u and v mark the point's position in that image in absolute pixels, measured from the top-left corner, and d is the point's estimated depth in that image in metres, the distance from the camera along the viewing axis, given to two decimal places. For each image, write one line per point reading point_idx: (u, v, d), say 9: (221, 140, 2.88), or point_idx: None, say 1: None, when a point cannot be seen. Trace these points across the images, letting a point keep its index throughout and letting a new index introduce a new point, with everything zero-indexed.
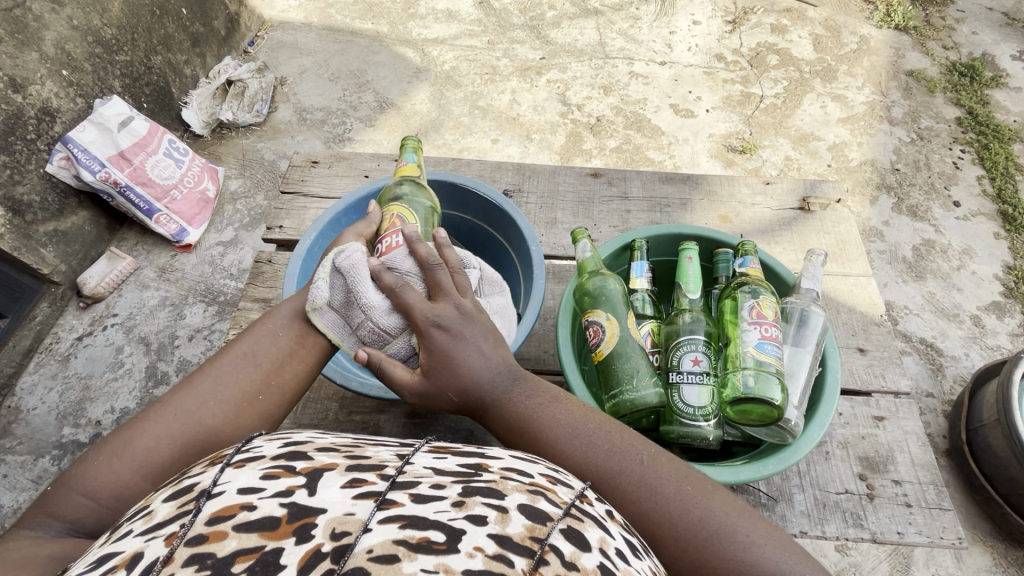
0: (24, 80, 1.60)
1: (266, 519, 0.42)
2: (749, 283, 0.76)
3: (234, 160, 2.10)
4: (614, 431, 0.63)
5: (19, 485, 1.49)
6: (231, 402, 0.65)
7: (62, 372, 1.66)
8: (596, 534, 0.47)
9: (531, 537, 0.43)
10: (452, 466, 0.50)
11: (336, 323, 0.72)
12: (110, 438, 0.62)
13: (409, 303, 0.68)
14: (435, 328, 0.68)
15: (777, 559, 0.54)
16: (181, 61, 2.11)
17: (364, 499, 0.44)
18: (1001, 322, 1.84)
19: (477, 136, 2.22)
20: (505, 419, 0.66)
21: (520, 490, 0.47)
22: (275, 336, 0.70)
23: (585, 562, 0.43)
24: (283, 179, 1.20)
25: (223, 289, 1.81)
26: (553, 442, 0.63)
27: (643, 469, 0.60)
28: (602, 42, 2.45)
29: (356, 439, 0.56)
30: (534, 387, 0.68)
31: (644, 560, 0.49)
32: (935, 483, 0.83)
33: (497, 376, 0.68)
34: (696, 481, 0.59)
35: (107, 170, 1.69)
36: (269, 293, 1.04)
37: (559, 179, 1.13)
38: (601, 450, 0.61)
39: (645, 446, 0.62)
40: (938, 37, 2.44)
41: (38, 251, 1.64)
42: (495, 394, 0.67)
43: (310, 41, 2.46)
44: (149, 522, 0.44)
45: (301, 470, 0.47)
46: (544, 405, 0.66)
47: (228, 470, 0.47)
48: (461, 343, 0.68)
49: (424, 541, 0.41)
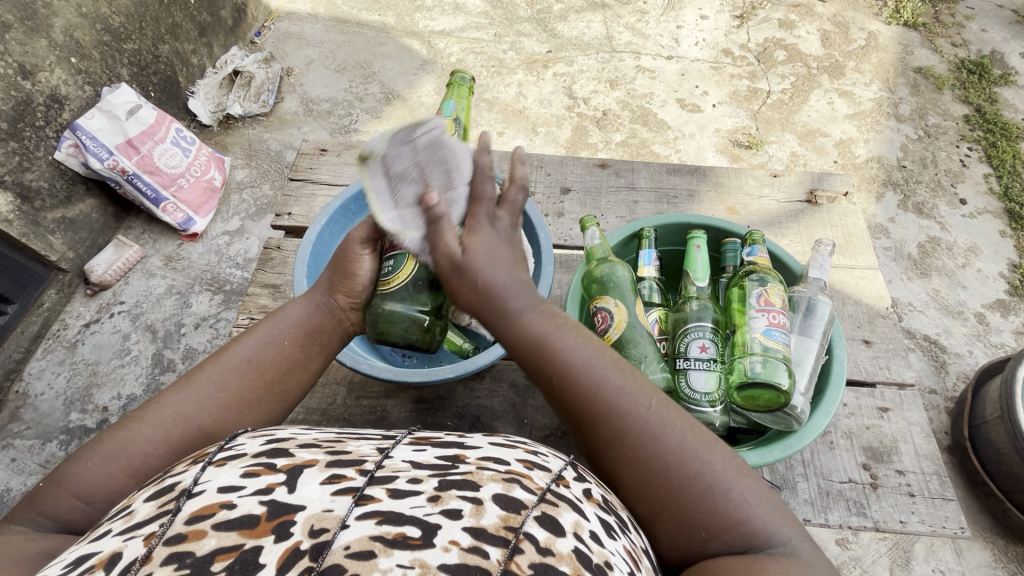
0: (33, 67, 1.60)
1: (245, 517, 0.42)
2: (756, 272, 0.77)
3: (240, 150, 2.10)
4: (626, 370, 0.63)
5: (27, 469, 1.50)
6: (230, 406, 0.66)
7: (69, 358, 1.67)
8: (571, 519, 0.47)
9: (506, 527, 0.44)
10: (429, 458, 0.50)
11: (381, 184, 0.64)
12: (105, 437, 0.62)
13: (482, 193, 0.65)
14: (489, 223, 0.66)
15: (766, 521, 0.55)
16: (188, 51, 2.12)
17: (342, 494, 0.45)
18: (1006, 320, 1.84)
19: (483, 129, 2.22)
20: (521, 332, 0.64)
21: (495, 480, 0.48)
22: (278, 344, 0.71)
23: (561, 547, 0.44)
24: (291, 167, 1.21)
25: (229, 278, 1.82)
26: (568, 363, 0.62)
27: (649, 413, 0.59)
28: (609, 36, 2.44)
29: (339, 431, 0.57)
30: (554, 309, 0.66)
31: (619, 540, 0.50)
32: (938, 473, 0.83)
33: (524, 288, 0.65)
34: (700, 433, 0.59)
35: (115, 158, 1.70)
36: (278, 279, 1.05)
37: (567, 169, 1.13)
38: (612, 387, 0.61)
39: (655, 392, 0.62)
40: (947, 34, 2.43)
41: (46, 238, 1.65)
42: (524, 302, 0.64)
43: (317, 32, 2.46)
44: (129, 521, 0.45)
45: (281, 467, 0.47)
46: (561, 331, 0.64)
47: (207, 469, 0.48)
48: (501, 243, 0.66)
49: (401, 537, 0.42)
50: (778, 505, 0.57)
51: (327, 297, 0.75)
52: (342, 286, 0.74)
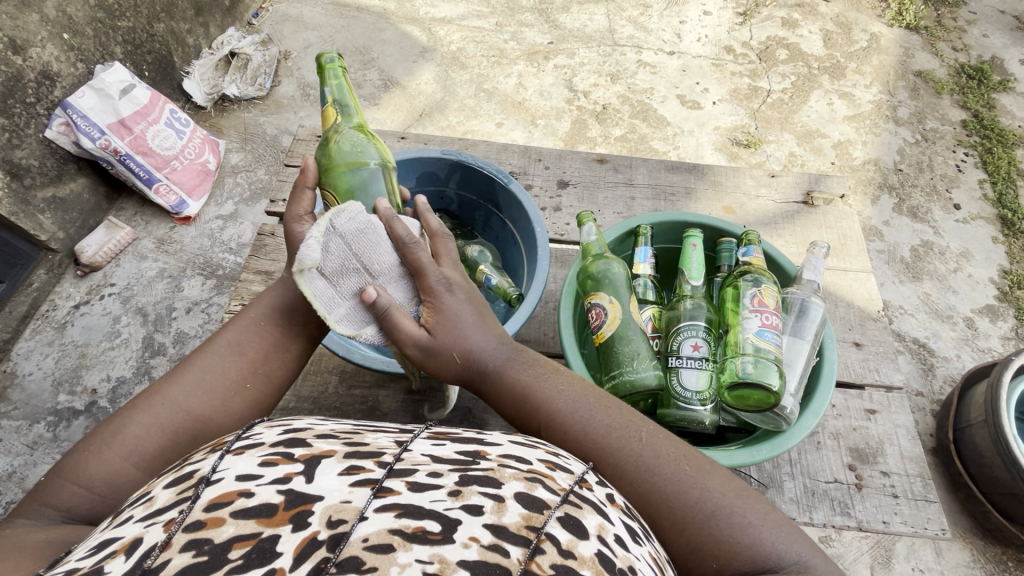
0: (24, 41, 1.57)
1: (263, 506, 0.42)
2: (751, 273, 0.77)
3: (235, 133, 2.08)
4: (610, 406, 0.64)
5: (13, 450, 1.49)
6: (216, 389, 0.65)
7: (58, 339, 1.65)
8: (595, 522, 0.47)
9: (528, 526, 0.44)
10: (450, 454, 0.50)
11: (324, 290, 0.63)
12: (100, 428, 0.62)
13: (422, 263, 0.65)
14: (444, 290, 0.66)
15: (775, 540, 0.55)
16: (183, 30, 2.08)
17: (361, 486, 0.44)
18: (994, 325, 1.85)
19: (482, 119, 2.21)
20: (507, 387, 0.67)
21: (517, 478, 0.48)
22: (259, 326, 0.71)
23: (583, 550, 0.44)
24: (287, 152, 1.20)
25: (222, 263, 1.81)
26: (554, 416, 0.64)
27: (642, 446, 0.60)
28: (612, 29, 2.43)
29: (356, 423, 0.57)
30: (533, 359, 0.69)
31: (644, 547, 0.50)
32: (922, 476, 0.84)
33: (499, 349, 0.68)
34: (696, 461, 0.60)
35: (107, 137, 1.67)
36: (272, 266, 1.05)
37: (565, 163, 1.13)
38: (601, 426, 0.62)
39: (644, 424, 0.63)
40: (948, 38, 2.43)
41: (36, 217, 1.63)
42: (498, 365, 0.68)
43: (316, 16, 2.43)
44: (150, 507, 0.45)
45: (299, 457, 0.47)
46: (543, 378, 0.67)
47: (226, 457, 0.47)
48: (463, 307, 0.67)
49: (420, 531, 0.41)
50: (785, 524, 0.57)
51: (296, 278, 0.73)
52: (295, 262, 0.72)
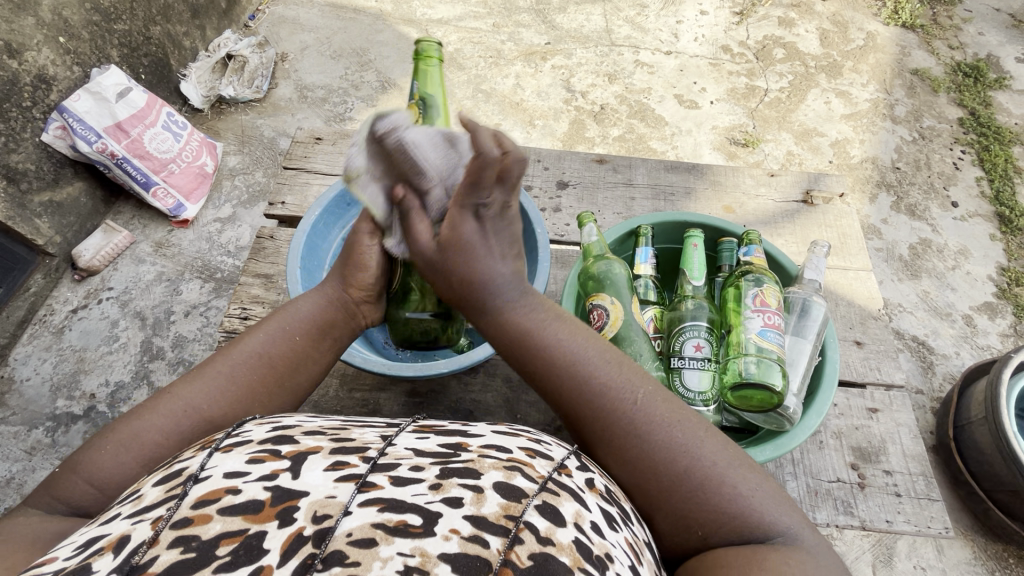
0: (20, 45, 1.56)
1: (249, 502, 0.42)
2: (753, 273, 0.77)
3: (233, 136, 2.08)
4: (613, 361, 0.63)
5: (11, 456, 1.48)
6: (240, 398, 0.65)
7: (56, 344, 1.65)
8: (572, 509, 0.47)
9: (507, 516, 0.43)
10: (432, 446, 0.49)
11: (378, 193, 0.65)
12: (117, 425, 0.61)
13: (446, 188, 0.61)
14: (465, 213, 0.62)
15: (763, 510, 0.54)
16: (179, 33, 2.08)
17: (346, 480, 0.44)
18: (993, 322, 1.86)
19: (480, 120, 2.21)
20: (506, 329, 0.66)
21: (497, 468, 0.47)
22: (289, 337, 0.70)
23: (561, 537, 0.44)
24: (285, 155, 1.20)
25: (220, 266, 1.80)
26: (552, 364, 0.63)
27: (634, 409, 0.59)
28: (609, 29, 2.43)
29: (344, 419, 0.56)
30: (538, 303, 0.67)
31: (621, 532, 0.49)
32: (923, 474, 0.84)
33: (510, 286, 0.66)
34: (690, 425, 0.59)
35: (104, 140, 1.66)
36: (271, 270, 1.04)
37: (564, 163, 1.13)
38: (600, 379, 0.61)
39: (644, 384, 0.62)
40: (944, 36, 2.44)
41: (32, 222, 1.63)
42: (503, 303, 0.66)
43: (312, 17, 2.43)
44: (138, 505, 0.44)
45: (286, 453, 0.46)
46: (547, 323, 0.65)
47: (214, 455, 0.47)
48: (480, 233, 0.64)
49: (402, 524, 0.41)
50: (778, 495, 0.56)
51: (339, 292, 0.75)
52: (354, 279, 0.74)
